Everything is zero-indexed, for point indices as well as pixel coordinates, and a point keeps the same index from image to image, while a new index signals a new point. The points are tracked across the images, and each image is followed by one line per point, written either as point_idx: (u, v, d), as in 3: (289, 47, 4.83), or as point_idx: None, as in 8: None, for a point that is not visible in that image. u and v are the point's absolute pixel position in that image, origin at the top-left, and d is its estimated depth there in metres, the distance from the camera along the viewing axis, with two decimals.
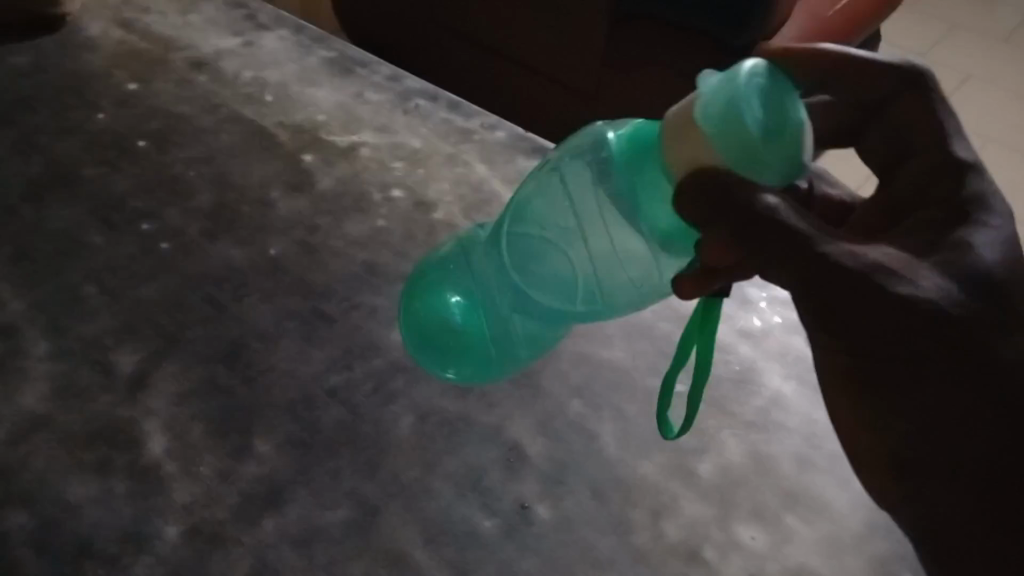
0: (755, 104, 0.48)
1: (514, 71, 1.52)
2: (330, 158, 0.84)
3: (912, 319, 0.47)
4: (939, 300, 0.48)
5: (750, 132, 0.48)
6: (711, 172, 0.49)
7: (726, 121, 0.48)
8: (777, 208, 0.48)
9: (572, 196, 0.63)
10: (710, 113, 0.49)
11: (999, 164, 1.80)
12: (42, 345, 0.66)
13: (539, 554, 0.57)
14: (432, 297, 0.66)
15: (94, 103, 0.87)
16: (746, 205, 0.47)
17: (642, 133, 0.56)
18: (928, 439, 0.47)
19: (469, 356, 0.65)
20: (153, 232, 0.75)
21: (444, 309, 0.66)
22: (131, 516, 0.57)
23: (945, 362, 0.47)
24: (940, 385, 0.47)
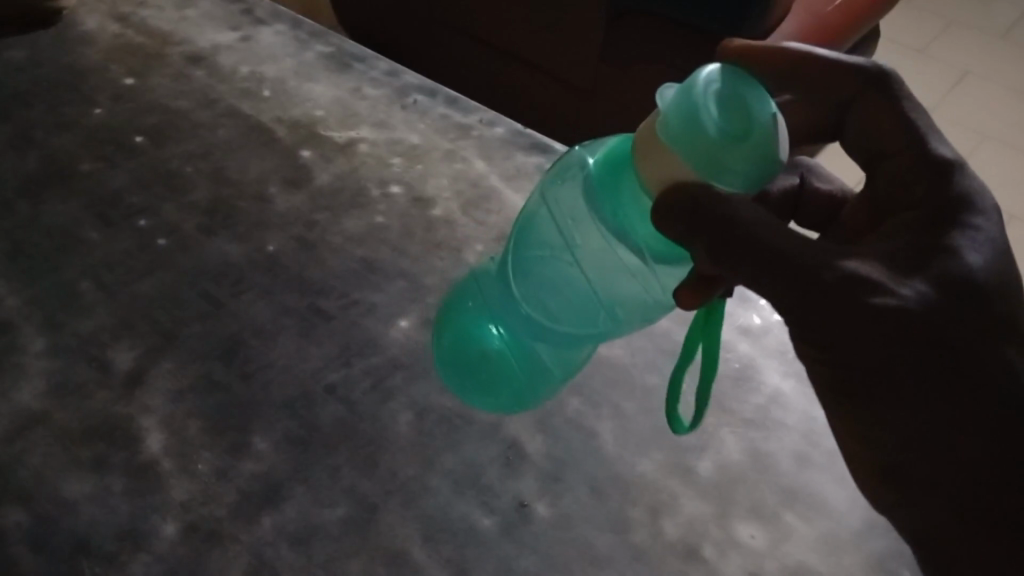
0: (715, 108, 0.46)
1: (512, 66, 1.52)
2: (328, 154, 0.84)
3: (907, 324, 0.47)
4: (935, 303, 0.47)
5: (713, 138, 0.46)
6: (684, 188, 0.48)
7: (688, 135, 0.47)
8: (759, 219, 0.48)
9: (562, 219, 0.60)
10: (672, 129, 0.48)
11: (997, 161, 1.80)
12: (39, 341, 0.66)
13: (538, 552, 0.57)
14: (470, 326, 0.64)
15: (90, 98, 0.87)
16: (723, 216, 0.47)
17: (620, 156, 0.53)
18: (924, 444, 0.47)
19: (504, 383, 0.63)
20: (150, 228, 0.75)
21: (481, 338, 0.63)
22: (129, 513, 0.56)
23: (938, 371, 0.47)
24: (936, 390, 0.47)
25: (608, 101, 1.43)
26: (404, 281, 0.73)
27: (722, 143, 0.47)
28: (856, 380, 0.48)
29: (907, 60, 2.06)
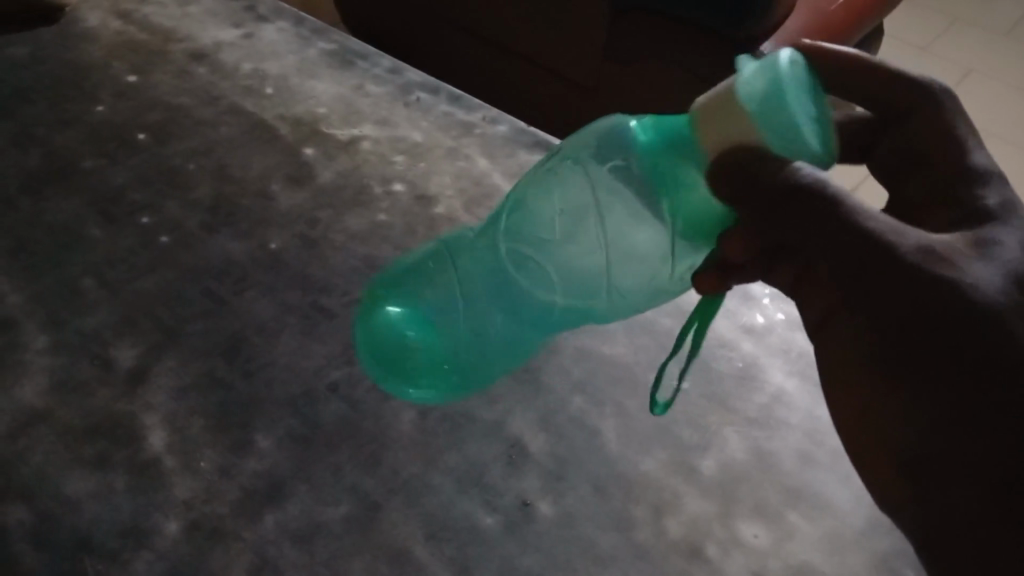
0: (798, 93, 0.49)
1: (515, 63, 1.52)
2: (331, 152, 0.84)
3: (952, 304, 0.47)
4: (989, 292, 0.47)
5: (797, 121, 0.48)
6: (757, 156, 0.48)
7: (771, 111, 0.48)
8: (827, 181, 0.47)
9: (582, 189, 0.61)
10: (756, 101, 0.48)
11: (1000, 159, 1.79)
12: (42, 338, 0.66)
13: (541, 550, 0.57)
14: (376, 312, 0.65)
15: (92, 95, 0.86)
16: (783, 179, 0.47)
17: (673, 126, 0.54)
18: (946, 428, 0.47)
19: (432, 374, 0.63)
20: (152, 225, 0.75)
21: (392, 326, 0.64)
22: (132, 511, 0.56)
23: (979, 357, 0.46)
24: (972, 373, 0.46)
25: (611, 99, 1.43)
26: None
27: (793, 127, 0.48)
28: (890, 351, 0.48)
29: (910, 59, 2.05)
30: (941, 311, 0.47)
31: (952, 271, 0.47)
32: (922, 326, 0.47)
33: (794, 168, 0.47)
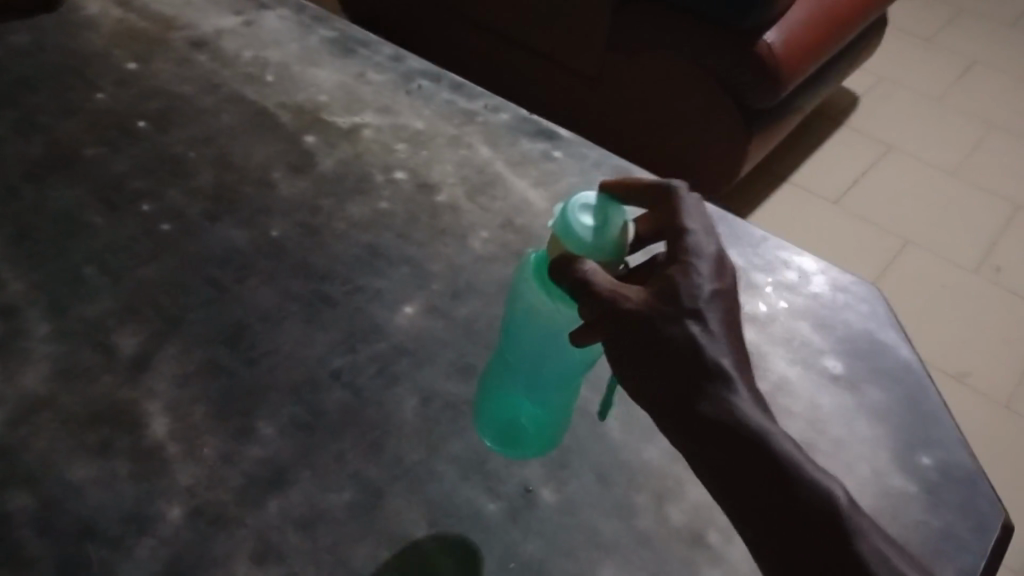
0: (584, 217, 0.53)
1: (516, 53, 1.51)
2: (333, 139, 0.84)
3: (663, 329, 0.51)
4: (675, 312, 0.51)
5: (586, 238, 0.52)
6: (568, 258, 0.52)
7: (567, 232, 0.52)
8: (593, 271, 0.51)
9: (528, 305, 0.59)
10: (556, 225, 0.53)
11: (1003, 147, 1.80)
12: (43, 325, 0.65)
13: (543, 537, 0.57)
14: (493, 410, 0.63)
15: (93, 83, 0.86)
16: (571, 273, 0.51)
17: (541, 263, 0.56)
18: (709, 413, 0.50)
19: (539, 433, 0.62)
20: (154, 213, 0.75)
21: (508, 413, 0.62)
22: (134, 497, 0.56)
23: (699, 358, 0.51)
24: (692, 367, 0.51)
25: (610, 89, 1.42)
26: (410, 267, 0.73)
27: (581, 239, 0.52)
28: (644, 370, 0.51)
29: (912, 49, 2.04)
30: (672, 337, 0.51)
31: (652, 305, 0.51)
32: (728, 393, 0.51)
33: (580, 264, 0.51)
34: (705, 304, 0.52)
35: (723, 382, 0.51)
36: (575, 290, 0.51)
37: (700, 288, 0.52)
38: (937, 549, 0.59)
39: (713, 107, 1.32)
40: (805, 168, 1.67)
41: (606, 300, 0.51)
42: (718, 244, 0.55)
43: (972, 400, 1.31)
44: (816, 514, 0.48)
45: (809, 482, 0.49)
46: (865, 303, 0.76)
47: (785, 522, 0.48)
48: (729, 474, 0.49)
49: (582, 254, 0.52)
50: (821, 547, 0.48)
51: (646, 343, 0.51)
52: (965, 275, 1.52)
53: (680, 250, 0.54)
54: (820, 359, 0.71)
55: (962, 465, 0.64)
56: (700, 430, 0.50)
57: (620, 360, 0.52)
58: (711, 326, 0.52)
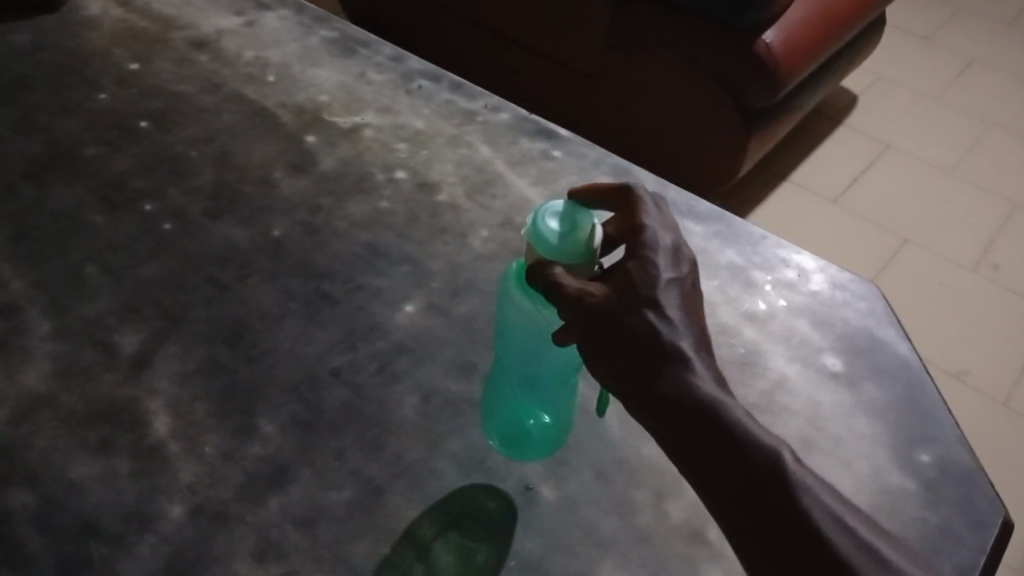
0: (550, 222, 0.53)
1: (516, 53, 1.52)
2: (333, 138, 0.84)
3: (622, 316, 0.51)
4: (632, 297, 0.51)
5: (551, 241, 0.53)
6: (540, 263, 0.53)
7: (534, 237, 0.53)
8: (560, 276, 0.52)
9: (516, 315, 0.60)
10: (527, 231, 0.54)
11: (1003, 146, 1.80)
12: (44, 324, 0.66)
13: (542, 534, 0.57)
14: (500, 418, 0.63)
15: (94, 82, 0.86)
16: (543, 278, 0.52)
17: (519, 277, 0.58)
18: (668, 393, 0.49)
19: (546, 435, 0.63)
20: (155, 212, 0.75)
21: (516, 420, 0.63)
22: (135, 495, 0.57)
23: (653, 337, 0.50)
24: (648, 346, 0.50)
25: (610, 88, 1.43)
26: (410, 266, 0.73)
27: (548, 243, 0.53)
28: (604, 356, 0.51)
29: (912, 49, 2.04)
30: (629, 322, 0.50)
31: (612, 295, 0.51)
32: (690, 376, 0.50)
33: (550, 269, 0.52)
34: (663, 292, 0.52)
35: (684, 365, 0.50)
36: (549, 292, 0.52)
37: (657, 276, 0.52)
38: (935, 545, 0.59)
39: (713, 106, 1.32)
40: (805, 167, 1.67)
41: (573, 299, 0.51)
42: (675, 238, 0.55)
43: (971, 399, 1.31)
44: (783, 496, 0.47)
45: (771, 455, 0.48)
46: (864, 301, 0.76)
47: (751, 496, 0.47)
48: (694, 452, 0.48)
49: (553, 258, 0.53)
50: (789, 520, 0.47)
51: (609, 333, 0.50)
52: (965, 274, 1.52)
53: (638, 245, 0.54)
54: (819, 357, 0.71)
55: (960, 462, 0.64)
56: (662, 413, 0.49)
57: (592, 355, 0.51)
58: (670, 312, 0.51)
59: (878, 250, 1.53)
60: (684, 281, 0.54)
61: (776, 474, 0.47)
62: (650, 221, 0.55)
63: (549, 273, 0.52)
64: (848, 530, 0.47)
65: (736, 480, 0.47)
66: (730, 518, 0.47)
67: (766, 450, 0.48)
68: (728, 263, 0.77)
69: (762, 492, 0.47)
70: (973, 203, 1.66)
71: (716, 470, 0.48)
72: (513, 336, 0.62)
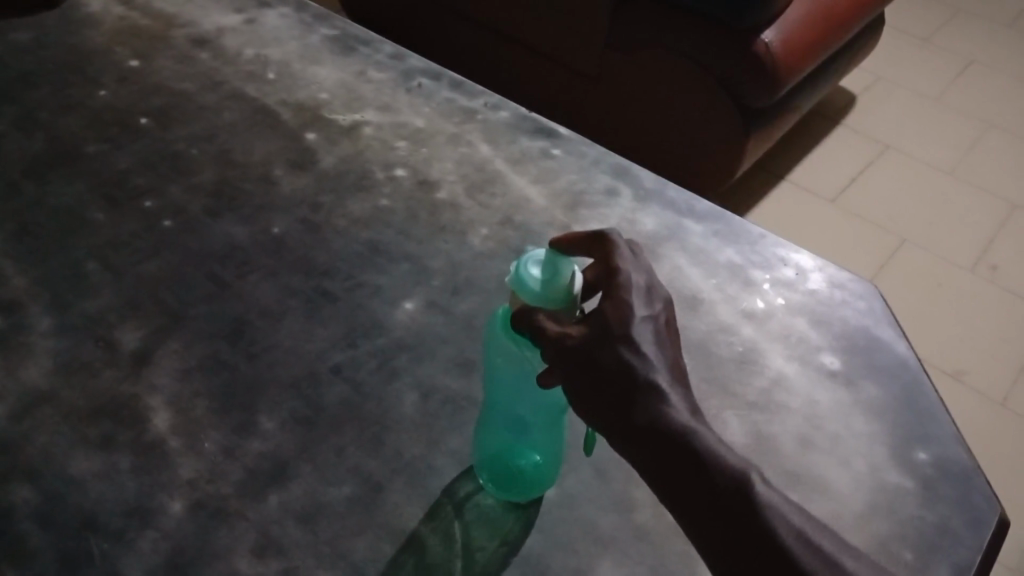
0: (533, 269, 0.52)
1: (516, 53, 1.52)
2: (334, 136, 0.84)
3: (598, 350, 0.50)
4: (609, 332, 0.51)
5: (533, 289, 0.52)
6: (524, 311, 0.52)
7: (517, 284, 0.52)
8: (546, 324, 0.51)
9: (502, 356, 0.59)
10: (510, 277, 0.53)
11: (1002, 147, 1.80)
12: (46, 320, 0.66)
13: (542, 531, 0.58)
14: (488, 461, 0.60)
15: (95, 80, 0.86)
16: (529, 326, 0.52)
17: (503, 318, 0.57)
18: (643, 423, 0.49)
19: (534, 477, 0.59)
20: (156, 209, 0.75)
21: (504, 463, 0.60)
22: (136, 490, 0.57)
23: (628, 367, 0.50)
24: (623, 377, 0.50)
25: (610, 88, 1.43)
26: (410, 263, 0.73)
27: (530, 291, 0.52)
28: (581, 387, 0.50)
29: (909, 49, 2.05)
30: (605, 356, 0.50)
31: (589, 332, 0.51)
32: (665, 407, 0.49)
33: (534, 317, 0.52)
34: (638, 330, 0.51)
35: (660, 398, 0.49)
36: (534, 337, 0.52)
37: (633, 313, 0.52)
38: (933, 544, 0.59)
39: (712, 108, 1.33)
40: (803, 167, 1.68)
41: (555, 340, 0.51)
42: (649, 277, 0.55)
43: (970, 400, 1.31)
44: (762, 531, 0.46)
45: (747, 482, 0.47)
46: (863, 300, 0.76)
47: (730, 524, 0.47)
48: (671, 480, 0.48)
49: (539, 306, 0.52)
50: (766, 548, 0.46)
51: (584, 372, 0.50)
52: (963, 275, 1.52)
53: (611, 284, 0.54)
54: (817, 356, 0.71)
55: (958, 461, 0.65)
56: (638, 441, 0.49)
57: (572, 390, 0.51)
58: (644, 346, 0.51)
59: (876, 252, 1.53)
60: (657, 318, 0.53)
61: (754, 509, 0.47)
62: (623, 262, 0.55)
63: (535, 320, 0.52)
64: (830, 564, 0.46)
65: (715, 516, 0.47)
66: (709, 546, 0.47)
67: (746, 484, 0.47)
68: (727, 262, 0.78)
69: (741, 525, 0.46)
70: (971, 205, 1.66)
71: (695, 506, 0.47)
72: (502, 379, 0.59)
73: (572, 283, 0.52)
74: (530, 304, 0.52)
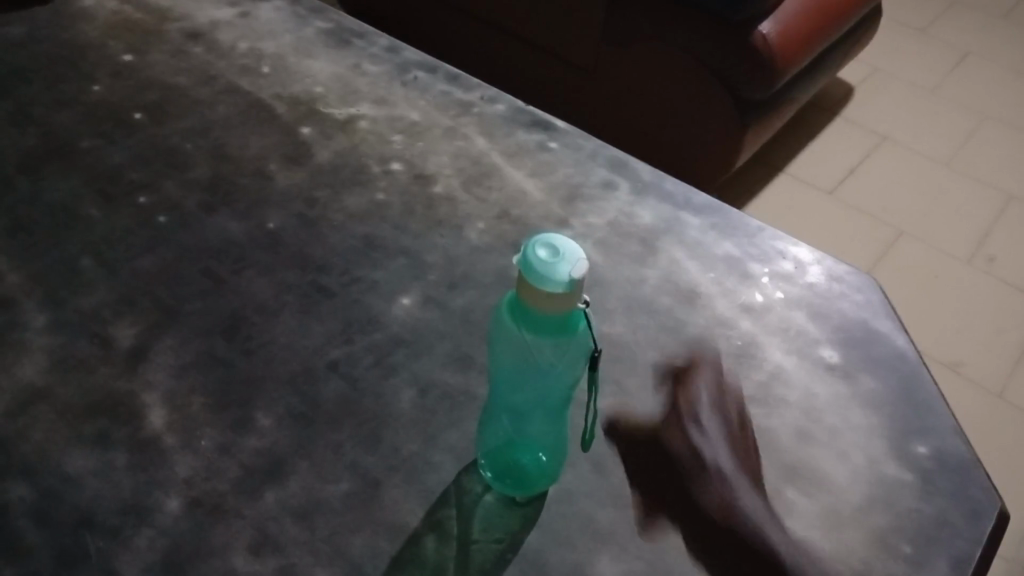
0: (538, 253, 0.51)
1: (512, 45, 1.51)
2: (329, 131, 0.84)
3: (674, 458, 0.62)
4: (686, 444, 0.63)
5: (554, 270, 0.51)
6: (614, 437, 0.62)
7: (537, 276, 0.51)
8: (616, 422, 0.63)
9: (507, 345, 0.57)
10: (525, 277, 0.52)
11: (1000, 137, 1.80)
12: (40, 317, 0.65)
13: (540, 526, 0.58)
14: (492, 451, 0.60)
15: (89, 74, 0.86)
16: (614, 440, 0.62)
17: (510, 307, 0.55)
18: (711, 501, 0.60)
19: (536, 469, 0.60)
20: (150, 205, 0.74)
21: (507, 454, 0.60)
22: (132, 487, 0.57)
23: (700, 467, 0.62)
24: (695, 473, 0.61)
25: (607, 81, 1.42)
26: (407, 258, 0.73)
27: (551, 278, 0.51)
28: (661, 465, 0.62)
29: (907, 41, 2.04)
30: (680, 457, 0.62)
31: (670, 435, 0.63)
32: (734, 501, 0.60)
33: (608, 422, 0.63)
34: (709, 446, 0.63)
35: (730, 493, 0.60)
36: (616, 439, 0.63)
37: (704, 418, 0.65)
38: (931, 537, 0.59)
39: (709, 100, 1.32)
40: (800, 159, 1.67)
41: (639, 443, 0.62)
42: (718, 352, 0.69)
43: (969, 392, 1.31)
44: None
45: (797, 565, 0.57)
46: (861, 293, 0.76)
47: None
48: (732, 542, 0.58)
49: (565, 287, 0.51)
50: None
51: (661, 459, 0.62)
52: (961, 267, 1.52)
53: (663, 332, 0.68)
54: (815, 349, 0.71)
55: (957, 454, 0.64)
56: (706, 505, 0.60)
57: (651, 463, 0.62)
58: (707, 426, 0.64)
59: (876, 243, 1.53)
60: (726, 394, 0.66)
61: None
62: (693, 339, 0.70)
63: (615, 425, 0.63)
64: None
65: None
66: None
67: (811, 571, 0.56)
68: (725, 255, 0.77)
69: None
70: (969, 196, 1.66)
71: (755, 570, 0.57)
72: (497, 371, 0.59)
73: (577, 250, 0.52)
74: (558, 289, 0.51)
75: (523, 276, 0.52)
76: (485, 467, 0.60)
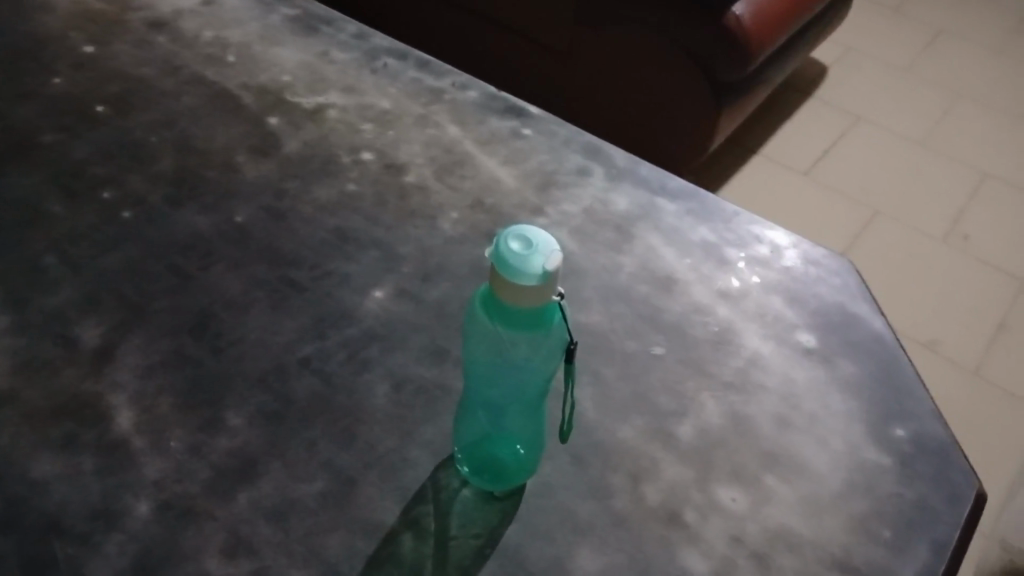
0: (512, 246, 0.50)
1: (485, 29, 1.49)
2: (297, 120, 0.82)
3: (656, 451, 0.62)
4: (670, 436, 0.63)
5: (528, 262, 0.49)
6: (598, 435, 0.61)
7: (512, 269, 0.50)
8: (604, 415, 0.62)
9: (481, 339, 0.56)
10: (499, 270, 0.50)
11: (973, 115, 1.81)
12: (3, 318, 0.63)
13: (519, 520, 0.57)
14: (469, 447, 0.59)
15: (48, 66, 0.83)
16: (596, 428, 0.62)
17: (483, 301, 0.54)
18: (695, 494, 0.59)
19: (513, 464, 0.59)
20: (114, 200, 0.72)
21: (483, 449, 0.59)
22: (101, 492, 0.55)
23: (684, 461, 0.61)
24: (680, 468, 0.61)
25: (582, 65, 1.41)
26: (379, 250, 0.71)
27: (526, 272, 0.50)
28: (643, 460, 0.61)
29: (879, 20, 2.04)
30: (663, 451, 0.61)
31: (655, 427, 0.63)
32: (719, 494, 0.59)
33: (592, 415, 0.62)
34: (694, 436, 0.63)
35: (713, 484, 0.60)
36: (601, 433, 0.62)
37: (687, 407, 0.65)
38: (910, 520, 0.59)
39: (685, 82, 1.31)
40: (776, 140, 1.67)
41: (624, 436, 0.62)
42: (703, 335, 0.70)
43: (945, 370, 1.32)
44: None
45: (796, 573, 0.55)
46: (838, 276, 0.76)
47: None
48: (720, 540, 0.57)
49: (540, 280, 0.50)
50: None
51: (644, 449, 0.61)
52: (937, 247, 1.53)
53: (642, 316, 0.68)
54: (793, 333, 0.70)
55: (935, 437, 0.65)
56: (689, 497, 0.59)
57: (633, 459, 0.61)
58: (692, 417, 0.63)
59: (852, 223, 1.53)
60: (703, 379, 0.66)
61: None
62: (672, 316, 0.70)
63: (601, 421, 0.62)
64: None
65: None
66: None
67: None
68: (701, 240, 0.77)
69: None
70: (944, 175, 1.67)
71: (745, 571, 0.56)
72: (472, 365, 0.58)
73: (550, 242, 0.51)
74: (533, 282, 0.50)
75: (497, 269, 0.51)
76: (462, 462, 0.59)
